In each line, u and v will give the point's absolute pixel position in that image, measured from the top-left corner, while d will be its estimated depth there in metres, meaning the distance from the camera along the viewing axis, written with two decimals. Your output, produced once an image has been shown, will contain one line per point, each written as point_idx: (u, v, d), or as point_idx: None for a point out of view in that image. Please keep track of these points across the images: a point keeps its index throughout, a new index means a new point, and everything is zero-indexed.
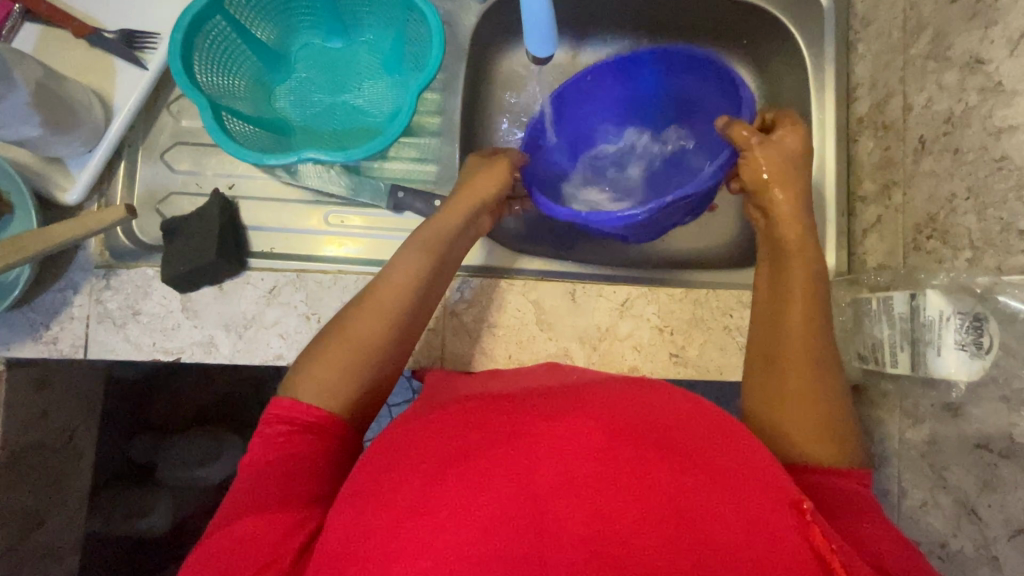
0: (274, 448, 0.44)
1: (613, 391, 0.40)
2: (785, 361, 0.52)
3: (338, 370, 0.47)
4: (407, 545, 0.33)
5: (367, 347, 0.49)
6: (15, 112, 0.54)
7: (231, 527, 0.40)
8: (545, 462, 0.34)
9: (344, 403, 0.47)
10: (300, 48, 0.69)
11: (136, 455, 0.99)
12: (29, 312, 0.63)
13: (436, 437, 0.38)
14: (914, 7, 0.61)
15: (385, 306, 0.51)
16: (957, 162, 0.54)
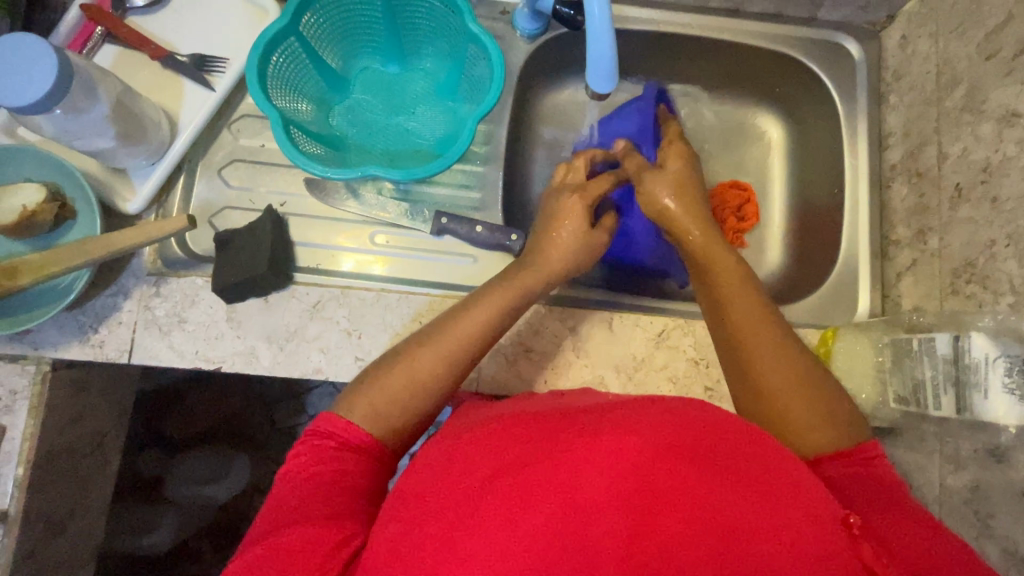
0: (324, 461, 0.44)
1: (651, 407, 0.40)
2: (751, 361, 0.51)
3: (394, 398, 0.48)
4: (453, 554, 0.34)
5: (425, 381, 0.49)
6: (92, 124, 0.58)
7: (280, 534, 0.40)
8: (588, 476, 0.34)
9: (404, 418, 0.48)
10: (359, 71, 0.74)
11: (144, 468, 1.01)
12: (80, 315, 0.65)
13: (478, 449, 0.39)
14: (948, 63, 0.63)
15: (427, 362, 0.50)
16: (994, 210, 0.56)
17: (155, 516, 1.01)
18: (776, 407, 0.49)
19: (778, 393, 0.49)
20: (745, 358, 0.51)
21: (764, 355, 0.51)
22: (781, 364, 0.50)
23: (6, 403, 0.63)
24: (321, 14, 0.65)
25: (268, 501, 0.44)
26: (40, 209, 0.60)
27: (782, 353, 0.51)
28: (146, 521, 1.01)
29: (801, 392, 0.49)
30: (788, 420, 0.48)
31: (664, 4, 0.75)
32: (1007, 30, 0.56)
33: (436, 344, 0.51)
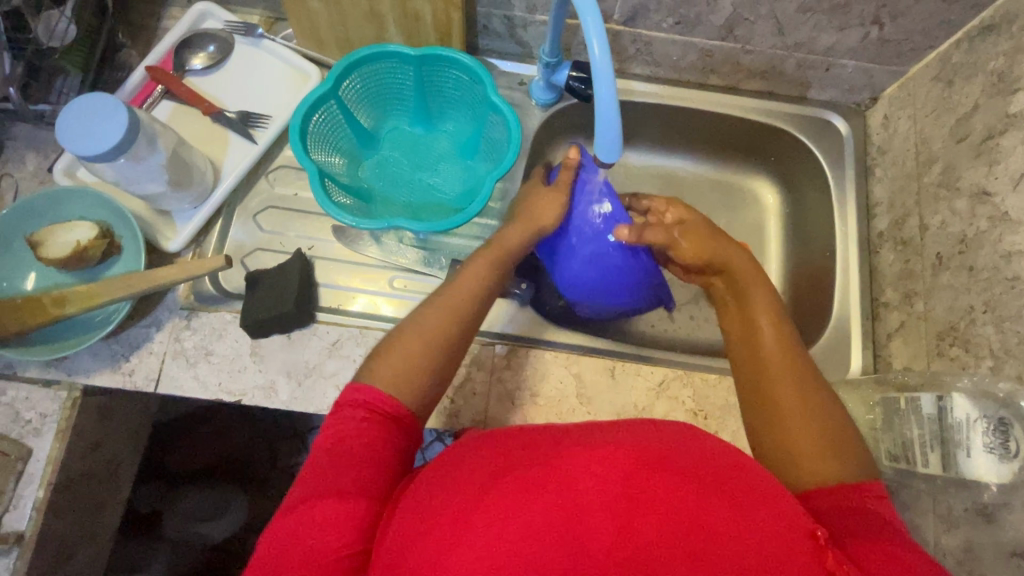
0: (351, 435, 0.47)
1: (644, 427, 0.45)
2: (767, 367, 0.55)
3: (412, 367, 0.51)
4: (460, 543, 0.38)
5: (424, 343, 0.53)
6: (149, 170, 0.64)
7: (309, 504, 0.43)
8: (581, 476, 0.39)
9: (409, 398, 0.50)
10: (388, 130, 0.81)
11: (140, 504, 1.03)
12: (114, 344, 0.69)
13: (489, 457, 0.44)
14: (925, 143, 0.70)
15: (432, 336, 0.53)
16: (972, 278, 0.60)
17: (149, 553, 1.02)
18: (784, 416, 0.51)
19: (788, 404, 0.51)
20: (760, 363, 0.55)
21: (782, 366, 0.54)
22: (796, 374, 0.53)
23: (36, 425, 0.66)
24: (360, 79, 0.73)
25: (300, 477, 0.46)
26: (92, 244, 0.66)
27: (794, 362, 0.54)
28: (141, 558, 1.01)
29: (817, 407, 0.51)
30: (787, 422, 0.51)
31: (667, 80, 0.82)
32: (975, 118, 0.63)
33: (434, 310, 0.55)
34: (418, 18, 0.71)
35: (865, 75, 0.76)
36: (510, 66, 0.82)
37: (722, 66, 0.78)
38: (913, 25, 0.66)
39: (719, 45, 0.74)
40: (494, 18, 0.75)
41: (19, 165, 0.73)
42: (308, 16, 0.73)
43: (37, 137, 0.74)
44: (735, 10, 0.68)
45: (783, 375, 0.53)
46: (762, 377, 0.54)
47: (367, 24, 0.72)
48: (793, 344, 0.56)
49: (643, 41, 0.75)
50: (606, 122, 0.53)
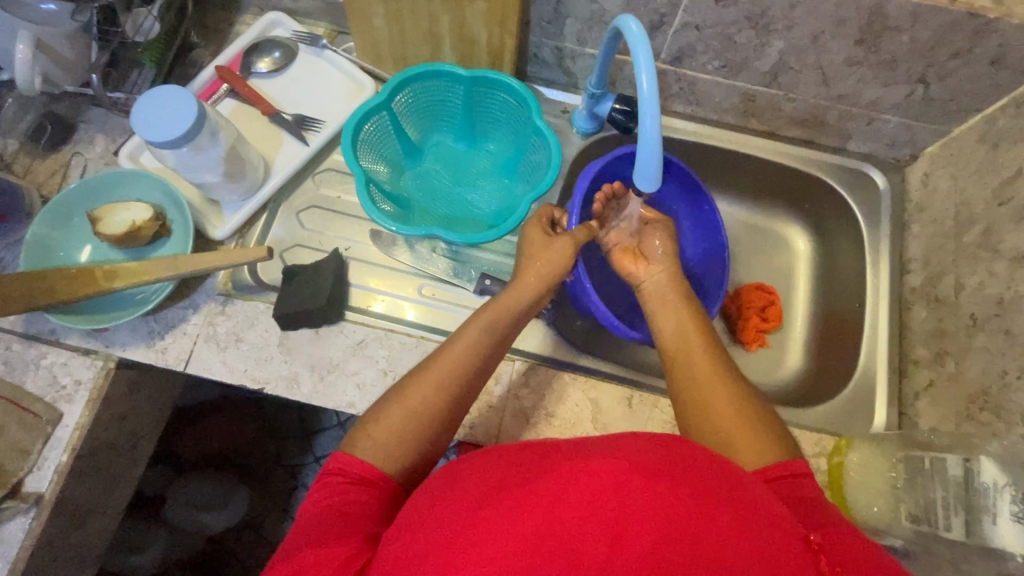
0: (336, 493, 0.48)
1: (633, 439, 0.44)
2: (695, 371, 0.58)
3: (438, 379, 0.55)
4: (457, 556, 0.38)
5: (423, 411, 0.53)
6: (208, 160, 0.68)
7: (292, 559, 0.44)
8: (574, 492, 0.38)
9: (431, 402, 0.54)
10: (432, 144, 0.84)
11: (147, 486, 1.05)
12: (152, 321, 0.72)
13: (481, 471, 0.44)
14: (965, 203, 0.69)
15: (460, 355, 0.57)
16: (1008, 342, 0.59)
17: (147, 536, 1.03)
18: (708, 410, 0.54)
19: (714, 403, 0.55)
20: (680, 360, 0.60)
21: (704, 369, 0.58)
22: (713, 375, 0.57)
23: (69, 392, 0.69)
24: (412, 94, 0.77)
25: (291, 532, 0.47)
26: (146, 225, 0.70)
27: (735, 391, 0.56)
28: (137, 540, 1.02)
29: (737, 403, 0.54)
30: (709, 412, 0.54)
31: (707, 120, 0.84)
32: (1019, 182, 0.62)
33: (430, 377, 0.55)
34: (473, 42, 0.75)
35: (907, 132, 0.76)
36: (555, 94, 0.85)
37: (762, 111, 0.80)
38: (960, 87, 0.66)
39: (762, 91, 0.76)
40: (545, 47, 0.78)
41: (90, 146, 0.78)
42: (370, 32, 0.77)
43: (109, 122, 0.79)
44: (781, 57, 0.69)
45: (709, 378, 0.57)
46: (687, 375, 0.58)
47: (424, 43, 0.76)
48: (716, 353, 0.60)
49: (687, 82, 0.78)
50: (646, 149, 0.54)
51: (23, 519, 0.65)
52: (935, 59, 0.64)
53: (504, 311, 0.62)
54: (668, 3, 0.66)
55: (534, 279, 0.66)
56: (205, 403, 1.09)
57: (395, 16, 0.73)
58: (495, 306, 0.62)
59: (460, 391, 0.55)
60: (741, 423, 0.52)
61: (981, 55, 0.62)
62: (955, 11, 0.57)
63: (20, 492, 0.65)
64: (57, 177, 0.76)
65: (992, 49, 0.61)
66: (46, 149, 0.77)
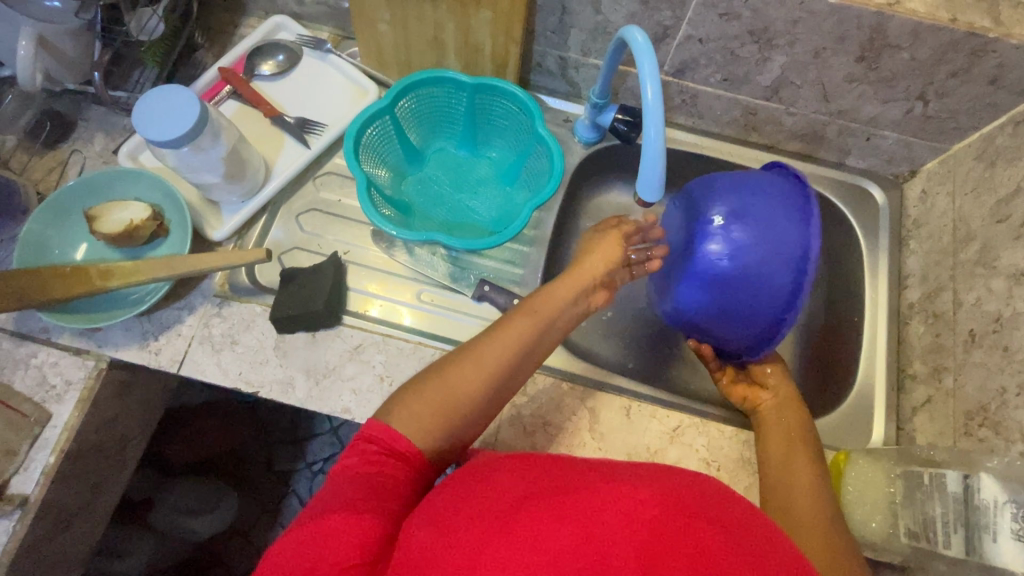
0: (368, 465, 0.47)
1: (671, 475, 0.45)
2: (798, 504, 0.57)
3: (481, 360, 0.54)
4: (482, 560, 0.38)
5: (461, 389, 0.53)
6: (209, 161, 0.68)
7: (318, 521, 0.44)
8: (607, 513, 0.39)
9: (475, 382, 0.53)
10: (434, 151, 0.84)
11: (135, 491, 1.01)
12: (146, 322, 0.71)
13: (512, 483, 0.45)
14: (963, 219, 0.70)
15: (509, 340, 0.56)
16: (1007, 358, 0.59)
17: (132, 543, 0.99)
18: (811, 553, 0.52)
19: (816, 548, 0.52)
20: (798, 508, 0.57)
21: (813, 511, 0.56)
22: (822, 523, 0.55)
23: (59, 392, 0.68)
24: (416, 100, 0.77)
25: (317, 496, 0.47)
26: (143, 224, 0.69)
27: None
28: (123, 546, 0.99)
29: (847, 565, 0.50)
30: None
31: (708, 132, 0.85)
32: (1016, 201, 0.62)
33: (470, 357, 0.54)
34: (478, 49, 0.75)
35: (905, 148, 0.77)
36: (558, 103, 0.85)
37: (763, 125, 0.80)
38: (958, 105, 0.67)
39: (762, 105, 0.77)
40: (549, 57, 0.79)
41: (88, 145, 0.78)
42: (375, 37, 0.77)
43: (109, 120, 0.79)
44: (782, 72, 0.70)
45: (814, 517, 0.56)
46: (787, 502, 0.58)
47: (429, 50, 0.77)
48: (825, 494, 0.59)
49: (689, 94, 0.78)
50: (650, 163, 0.55)
51: (6, 521, 0.63)
52: (933, 76, 0.64)
53: (554, 303, 0.61)
54: (672, 16, 0.66)
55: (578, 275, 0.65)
56: (198, 404, 1.07)
57: (401, 22, 0.74)
58: (543, 294, 0.62)
59: (498, 379, 0.54)
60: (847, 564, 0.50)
61: (979, 73, 0.62)
62: (955, 30, 0.58)
63: (4, 494, 0.64)
64: (54, 174, 0.76)
65: (991, 69, 0.61)
66: (44, 146, 0.77)
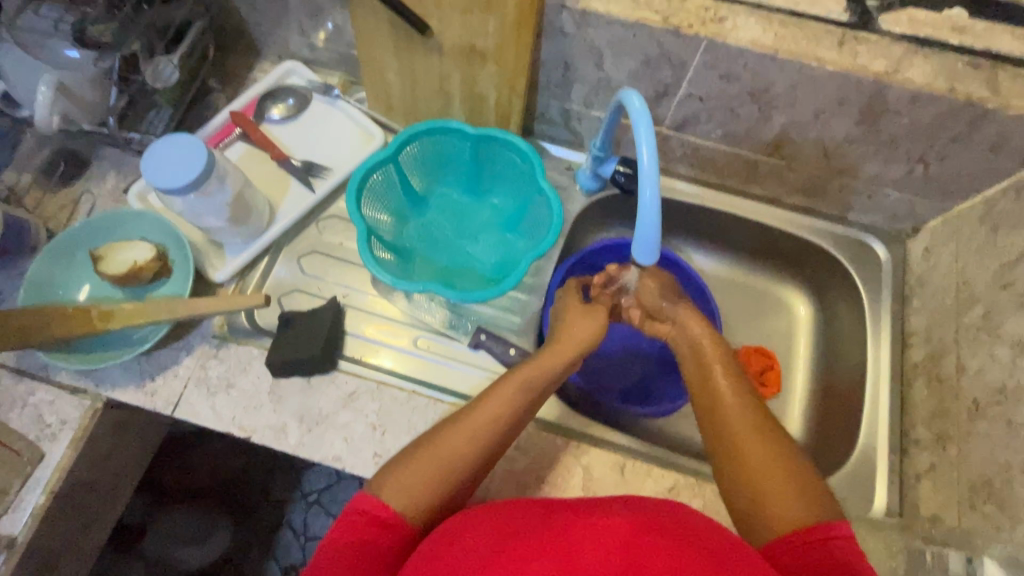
0: (354, 535, 0.48)
1: (636, 502, 0.47)
2: (725, 414, 0.59)
3: (473, 432, 0.55)
4: None
5: (454, 462, 0.53)
6: (214, 206, 0.69)
7: None
8: (583, 548, 0.41)
9: (469, 452, 0.54)
10: (437, 195, 0.85)
11: (128, 516, 1.04)
12: (144, 362, 0.71)
13: (493, 525, 0.46)
14: (966, 282, 0.69)
15: (501, 411, 0.57)
16: (1011, 432, 0.57)
17: (125, 566, 1.02)
18: (751, 474, 0.53)
19: (755, 461, 0.54)
20: (725, 425, 0.58)
21: (743, 423, 0.57)
22: (755, 425, 0.57)
23: (53, 431, 0.68)
24: (420, 148, 0.78)
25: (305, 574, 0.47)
26: (147, 265, 0.70)
27: (797, 484, 0.52)
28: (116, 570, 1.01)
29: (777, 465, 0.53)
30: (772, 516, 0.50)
31: (710, 183, 0.85)
32: (1019, 268, 0.62)
33: (464, 428, 0.55)
34: (482, 100, 0.77)
35: (908, 206, 0.77)
36: (560, 151, 0.86)
37: (764, 178, 0.80)
38: (960, 169, 0.67)
39: (764, 160, 0.77)
40: (552, 107, 0.80)
41: (100, 184, 0.79)
42: (383, 86, 0.79)
43: (122, 160, 0.81)
44: (783, 130, 0.71)
45: (740, 421, 0.58)
46: (721, 424, 0.58)
47: (435, 99, 0.78)
48: (744, 389, 0.62)
49: (690, 147, 0.79)
50: (647, 230, 0.55)
51: None
52: (934, 141, 0.64)
53: (544, 371, 0.62)
54: (673, 75, 0.67)
55: (571, 339, 0.66)
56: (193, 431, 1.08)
57: (408, 73, 0.76)
58: (536, 366, 0.62)
59: (489, 450, 0.55)
60: (772, 468, 0.53)
61: (979, 140, 0.62)
62: (954, 99, 0.58)
63: None
64: (65, 212, 0.78)
65: (991, 136, 0.61)
66: (58, 184, 0.79)
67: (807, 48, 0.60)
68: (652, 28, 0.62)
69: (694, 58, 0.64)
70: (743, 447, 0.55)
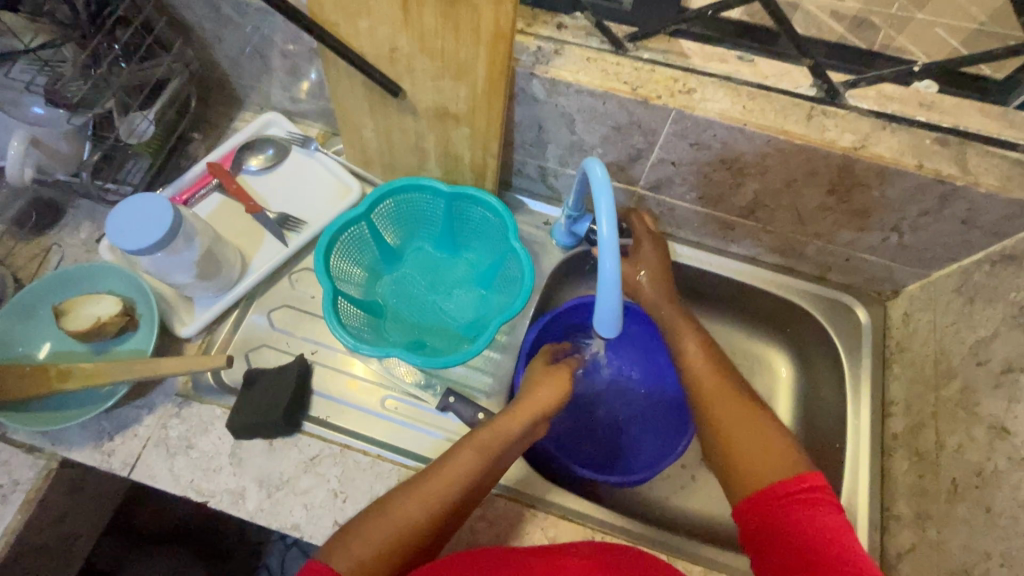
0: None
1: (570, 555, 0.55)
2: (699, 382, 0.66)
3: (426, 497, 0.54)
4: None
5: (406, 527, 0.52)
6: (181, 263, 0.68)
7: None
8: None
9: (424, 515, 0.53)
10: (412, 250, 0.84)
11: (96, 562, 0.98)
12: (104, 420, 0.70)
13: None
14: (944, 353, 0.68)
15: (458, 476, 0.56)
16: (990, 520, 0.55)
17: None
18: (725, 429, 0.60)
19: (727, 418, 0.61)
20: (700, 390, 0.65)
21: (712, 382, 0.65)
22: (724, 387, 0.64)
23: (4, 492, 0.66)
24: (394, 205, 0.78)
25: None
26: (111, 321, 0.69)
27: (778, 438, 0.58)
28: None
29: (748, 420, 0.60)
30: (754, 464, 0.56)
31: (687, 241, 0.84)
32: (995, 344, 0.61)
33: (417, 492, 0.54)
34: (457, 159, 0.77)
35: (886, 271, 0.76)
36: (538, 206, 0.86)
37: (741, 238, 0.80)
38: (934, 239, 0.67)
39: (740, 222, 0.76)
40: (528, 165, 0.80)
41: (72, 234, 0.79)
42: (360, 142, 0.80)
43: (96, 210, 0.81)
44: (756, 196, 0.70)
45: (711, 388, 0.64)
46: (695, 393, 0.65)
47: (411, 155, 0.78)
48: (714, 356, 0.69)
49: (666, 207, 0.78)
50: (607, 304, 0.54)
51: None
52: (907, 213, 0.64)
53: (504, 432, 0.60)
54: (644, 141, 0.67)
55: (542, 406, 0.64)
56: None
57: (384, 131, 0.76)
58: (495, 429, 0.60)
59: (444, 510, 0.54)
60: (748, 424, 0.59)
61: (950, 214, 0.62)
62: (921, 176, 0.58)
63: None
64: (35, 261, 0.77)
65: (962, 212, 0.61)
66: (30, 234, 0.78)
67: (776, 121, 0.60)
68: (622, 98, 0.62)
69: (664, 127, 0.64)
70: (716, 408, 0.62)
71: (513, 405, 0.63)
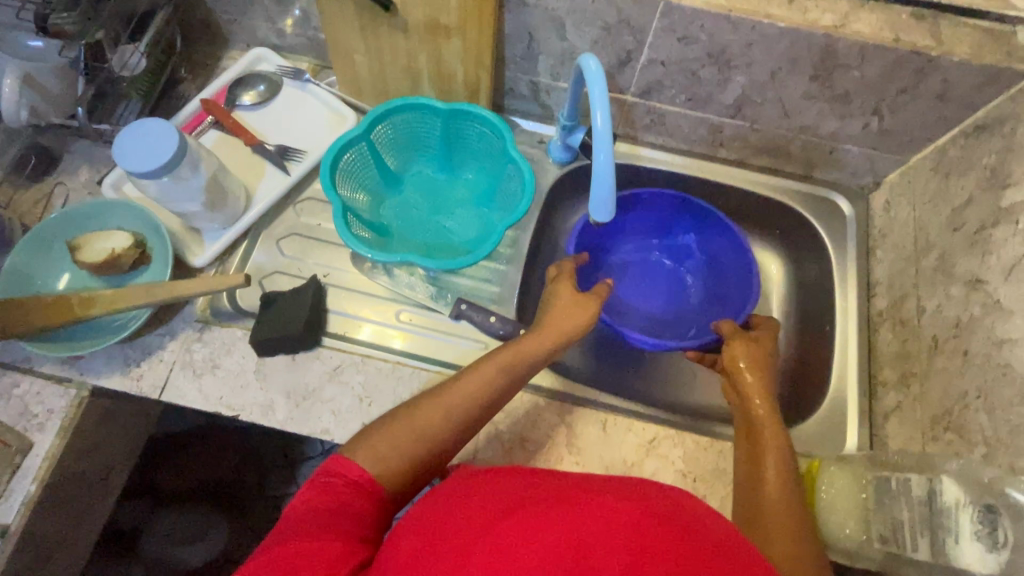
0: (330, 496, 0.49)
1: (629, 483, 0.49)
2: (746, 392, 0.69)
3: (445, 406, 0.56)
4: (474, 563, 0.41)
5: (426, 434, 0.54)
6: (188, 190, 0.69)
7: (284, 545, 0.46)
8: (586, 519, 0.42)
9: (447, 422, 0.55)
10: (412, 173, 0.86)
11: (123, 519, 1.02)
12: (128, 348, 0.72)
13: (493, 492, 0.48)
14: (923, 229, 0.72)
15: (477, 386, 0.58)
16: (967, 363, 0.60)
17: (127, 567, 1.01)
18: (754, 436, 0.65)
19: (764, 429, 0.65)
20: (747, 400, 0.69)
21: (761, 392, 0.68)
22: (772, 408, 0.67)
23: (41, 420, 0.68)
24: (392, 127, 0.79)
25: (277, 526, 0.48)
26: (125, 253, 0.71)
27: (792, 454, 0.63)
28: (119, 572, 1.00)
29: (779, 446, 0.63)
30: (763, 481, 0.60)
31: (679, 150, 0.87)
32: (968, 210, 0.65)
33: (439, 403, 0.56)
34: (451, 77, 0.78)
35: (868, 161, 0.79)
36: (532, 125, 0.88)
37: (729, 142, 0.83)
38: (911, 120, 0.70)
39: (729, 123, 0.79)
40: (520, 81, 0.82)
41: (73, 177, 0.80)
42: (352, 68, 0.80)
43: (93, 153, 0.81)
44: (743, 91, 0.73)
45: (760, 404, 0.67)
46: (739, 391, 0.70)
47: (404, 77, 0.79)
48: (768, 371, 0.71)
49: (656, 114, 0.81)
50: (602, 184, 0.56)
51: None
52: (886, 93, 0.67)
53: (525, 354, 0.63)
54: (634, 41, 0.69)
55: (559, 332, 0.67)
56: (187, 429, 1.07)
57: (376, 54, 0.77)
58: (514, 350, 0.62)
59: (464, 419, 0.56)
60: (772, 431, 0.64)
61: (926, 89, 0.65)
62: (899, 50, 0.61)
63: None
64: (40, 206, 0.78)
65: (937, 85, 0.64)
66: (30, 179, 0.79)
67: (759, 7, 0.62)
68: None
69: (652, 23, 0.66)
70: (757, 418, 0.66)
71: (532, 332, 0.66)
